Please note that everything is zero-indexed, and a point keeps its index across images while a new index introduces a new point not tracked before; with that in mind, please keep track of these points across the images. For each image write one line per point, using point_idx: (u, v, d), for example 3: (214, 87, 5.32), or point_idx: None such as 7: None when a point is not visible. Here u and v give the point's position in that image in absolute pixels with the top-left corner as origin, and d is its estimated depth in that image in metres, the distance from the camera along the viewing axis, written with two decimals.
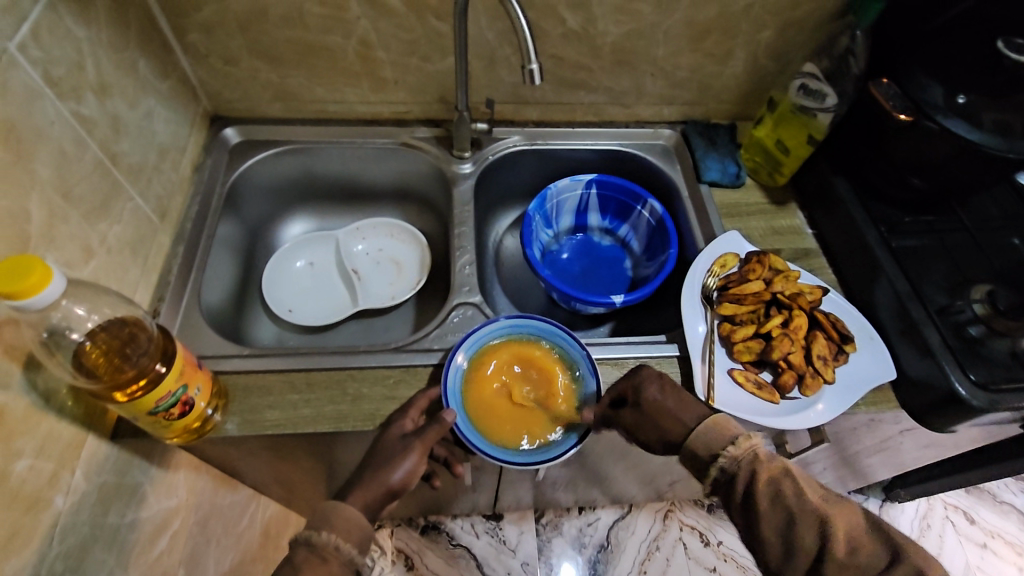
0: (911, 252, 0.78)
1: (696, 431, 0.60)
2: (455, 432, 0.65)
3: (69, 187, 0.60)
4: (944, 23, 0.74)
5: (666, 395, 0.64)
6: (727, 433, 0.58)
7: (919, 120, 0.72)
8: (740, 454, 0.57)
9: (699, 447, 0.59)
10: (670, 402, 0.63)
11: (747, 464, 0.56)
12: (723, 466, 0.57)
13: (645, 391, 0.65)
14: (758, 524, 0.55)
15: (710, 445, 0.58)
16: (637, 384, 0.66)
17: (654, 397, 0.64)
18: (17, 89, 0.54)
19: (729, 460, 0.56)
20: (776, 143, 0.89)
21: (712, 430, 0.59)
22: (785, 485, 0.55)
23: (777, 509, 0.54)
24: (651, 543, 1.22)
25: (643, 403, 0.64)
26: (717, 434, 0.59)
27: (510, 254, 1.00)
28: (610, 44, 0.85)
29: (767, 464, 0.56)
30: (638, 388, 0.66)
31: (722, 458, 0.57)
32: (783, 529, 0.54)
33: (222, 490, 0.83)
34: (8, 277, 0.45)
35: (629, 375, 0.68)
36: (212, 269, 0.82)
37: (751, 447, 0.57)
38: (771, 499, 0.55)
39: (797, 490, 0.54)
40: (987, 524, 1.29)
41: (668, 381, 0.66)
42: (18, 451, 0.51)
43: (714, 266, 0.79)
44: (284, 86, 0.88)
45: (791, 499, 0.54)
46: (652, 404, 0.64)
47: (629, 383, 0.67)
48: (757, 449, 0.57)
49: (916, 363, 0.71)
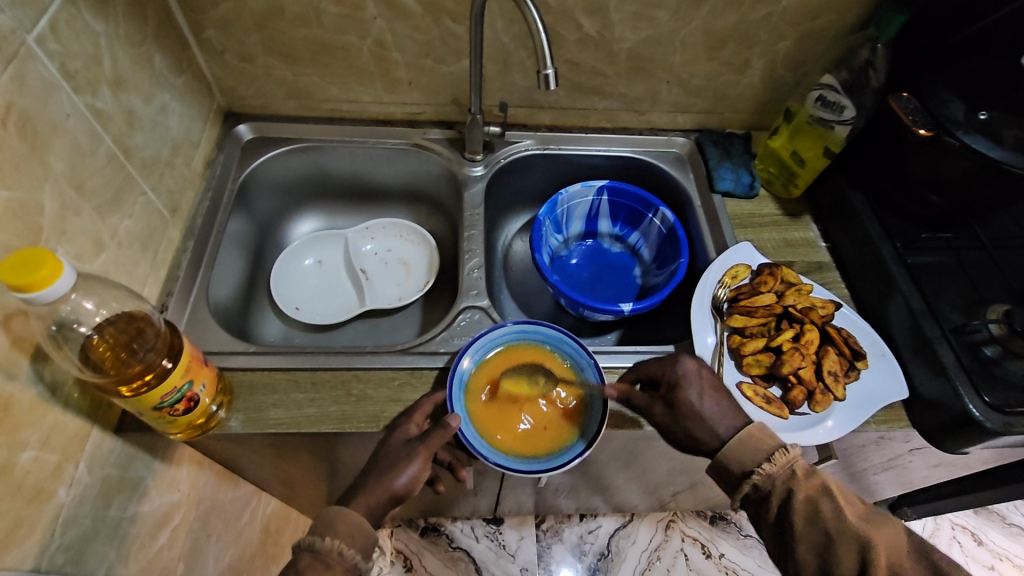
0: (927, 269, 0.77)
1: (729, 445, 0.58)
2: (461, 438, 0.64)
3: (82, 179, 0.60)
4: (964, 40, 0.73)
5: (704, 399, 0.62)
6: (764, 447, 0.57)
7: (939, 136, 0.71)
8: (775, 471, 0.55)
9: (731, 458, 0.58)
10: (707, 407, 0.61)
11: (782, 482, 0.55)
12: (757, 483, 0.56)
13: (683, 392, 0.63)
14: (792, 541, 0.53)
15: (744, 459, 0.57)
16: (674, 381, 0.64)
17: (691, 399, 0.62)
18: (35, 82, 0.54)
19: (764, 477, 0.55)
20: (792, 155, 0.88)
21: (746, 443, 0.57)
22: (823, 504, 0.53)
23: (814, 529, 0.53)
24: (652, 553, 1.20)
25: (678, 402, 0.62)
26: (752, 447, 0.57)
27: (519, 258, 0.99)
28: (626, 51, 0.85)
29: (804, 483, 0.54)
30: (676, 385, 0.64)
31: (756, 475, 0.55)
32: (819, 550, 0.52)
33: (225, 486, 0.83)
34: (19, 270, 0.45)
35: (668, 367, 0.65)
36: (222, 264, 0.82)
37: (787, 463, 0.55)
38: (808, 518, 0.53)
39: (835, 509, 0.53)
40: (996, 546, 1.27)
41: (708, 382, 0.63)
42: (23, 441, 0.51)
43: (725, 277, 0.78)
44: (298, 85, 0.89)
45: (828, 519, 0.52)
46: (688, 408, 0.62)
47: (666, 376, 0.65)
48: (795, 465, 0.55)
49: (928, 382, 0.69)
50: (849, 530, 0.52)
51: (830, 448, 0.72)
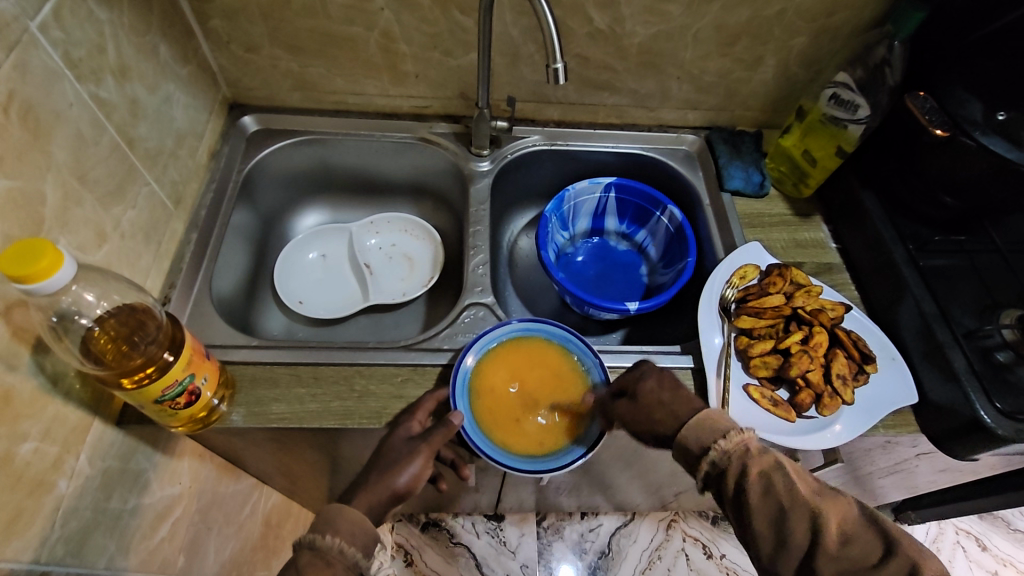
0: (939, 272, 0.75)
1: (687, 425, 0.57)
2: (461, 433, 0.64)
3: (85, 169, 0.59)
4: (980, 40, 0.72)
5: (664, 388, 0.62)
6: (719, 427, 0.56)
7: (955, 136, 0.70)
8: (730, 448, 0.54)
9: (689, 438, 0.57)
10: (665, 394, 0.62)
11: (738, 457, 0.54)
12: (714, 460, 0.54)
13: (643, 384, 0.63)
14: (748, 515, 0.52)
15: (702, 438, 0.56)
16: (636, 376, 0.65)
17: (651, 389, 0.62)
18: (38, 69, 0.53)
19: (721, 454, 0.54)
20: (804, 154, 0.86)
21: (703, 423, 0.57)
22: (777, 478, 0.52)
23: (768, 502, 0.51)
24: (653, 552, 1.20)
25: (639, 393, 0.63)
26: (709, 427, 0.56)
27: (524, 255, 0.98)
28: (637, 45, 0.84)
29: (758, 457, 0.53)
30: (638, 380, 0.64)
31: (712, 451, 0.54)
32: (775, 523, 0.51)
33: (226, 479, 0.83)
34: (18, 260, 0.44)
35: (633, 369, 0.67)
36: (225, 256, 0.81)
37: (742, 441, 0.54)
38: (763, 492, 0.51)
39: (790, 485, 0.51)
40: (1000, 552, 1.25)
41: (669, 377, 0.64)
42: (23, 433, 0.50)
43: (733, 278, 0.77)
44: (305, 76, 0.88)
45: (782, 493, 0.51)
46: (647, 397, 0.62)
47: (630, 376, 0.66)
48: (750, 443, 0.54)
49: (939, 387, 0.68)
50: (803, 503, 0.50)
51: (837, 453, 0.71)
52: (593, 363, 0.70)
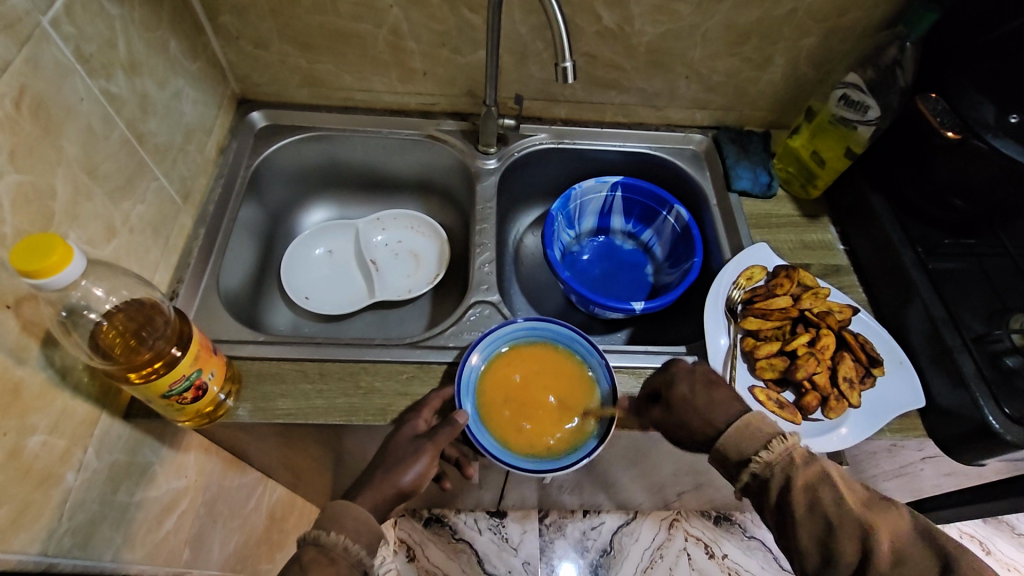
0: (948, 275, 0.75)
1: (727, 434, 0.58)
2: (467, 432, 0.64)
3: (96, 164, 0.60)
4: (998, 39, 0.69)
5: (697, 393, 0.62)
6: (760, 436, 0.56)
7: (967, 138, 0.70)
8: (773, 459, 0.55)
9: (728, 447, 0.57)
10: (699, 399, 0.62)
11: (781, 469, 0.54)
12: (755, 472, 0.55)
13: (675, 388, 0.64)
14: (792, 528, 0.53)
15: (742, 448, 0.57)
16: (668, 378, 0.65)
17: (684, 395, 0.63)
18: (49, 64, 0.53)
19: (762, 465, 0.55)
20: (812, 155, 0.85)
21: (743, 431, 0.57)
22: (824, 493, 0.52)
23: (814, 516, 0.52)
24: (655, 552, 1.20)
25: (671, 396, 0.64)
26: (747, 435, 0.57)
27: (530, 253, 0.98)
28: (646, 44, 0.83)
29: (802, 469, 0.53)
30: (670, 383, 0.65)
31: (755, 463, 0.55)
32: (821, 536, 0.52)
33: (231, 473, 0.84)
34: (30, 254, 0.44)
35: (663, 370, 0.67)
36: (233, 251, 0.82)
37: (785, 451, 0.55)
38: (808, 507, 0.52)
39: (836, 499, 0.52)
40: (1004, 556, 1.25)
41: (703, 378, 0.64)
42: (32, 426, 0.51)
43: (740, 278, 0.76)
44: (313, 73, 0.88)
45: (828, 507, 0.52)
46: (681, 404, 0.62)
47: (661, 379, 0.66)
48: (794, 452, 0.55)
49: (947, 392, 0.68)
50: (852, 518, 0.51)
51: (842, 456, 0.70)
52: (600, 364, 0.70)
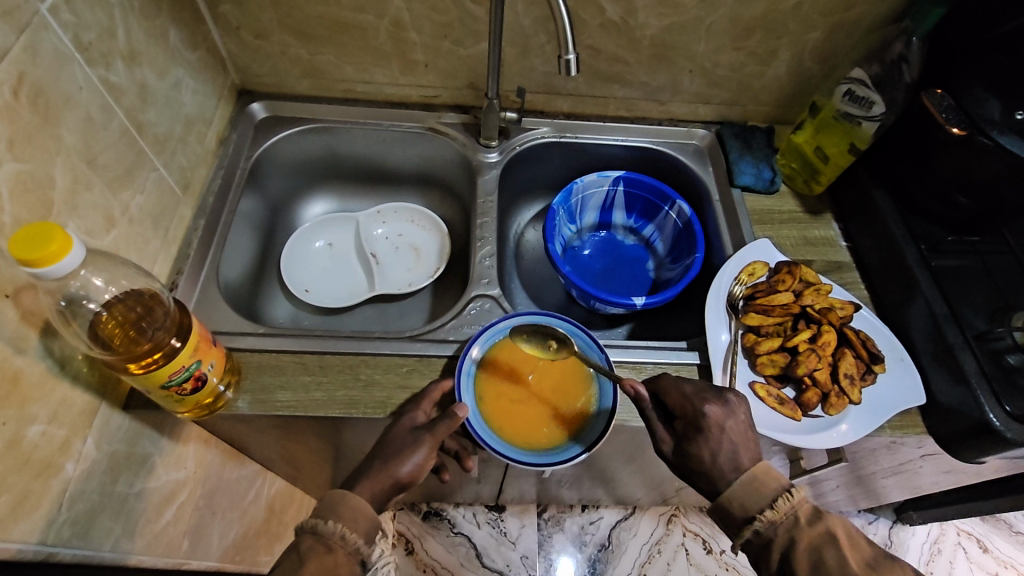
0: (951, 273, 0.75)
1: (733, 489, 0.57)
2: (501, 457, 0.63)
3: (95, 154, 0.59)
4: (1003, 35, 0.69)
5: (719, 457, 0.59)
6: (766, 492, 0.57)
7: (973, 135, 0.69)
8: (777, 518, 0.55)
9: (732, 503, 0.57)
10: (717, 458, 0.59)
11: (784, 527, 0.55)
12: (758, 530, 0.56)
13: (695, 446, 0.60)
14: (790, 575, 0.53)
15: (747, 505, 0.57)
16: (692, 425, 0.61)
17: (704, 454, 0.59)
18: (48, 52, 0.53)
19: (766, 524, 0.55)
20: (816, 151, 0.85)
21: (751, 487, 0.57)
22: (827, 553, 0.53)
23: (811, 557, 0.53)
24: (653, 546, 1.20)
25: (689, 448, 0.61)
26: (755, 492, 0.57)
27: (531, 248, 0.98)
28: (649, 37, 0.83)
29: (806, 528, 0.55)
30: (691, 436, 0.61)
31: (757, 522, 0.55)
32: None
33: (231, 465, 0.84)
34: (28, 245, 0.44)
35: (687, 400, 0.63)
36: (233, 243, 0.81)
37: (789, 509, 0.55)
38: (803, 556, 0.54)
39: (835, 554, 0.53)
40: (1002, 554, 1.25)
41: (730, 435, 0.60)
42: (32, 416, 0.51)
43: (742, 274, 0.76)
44: (314, 64, 0.87)
45: (831, 566, 0.52)
46: (697, 457, 0.60)
47: (685, 419, 0.62)
48: (798, 510, 0.56)
49: (947, 390, 0.68)
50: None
51: (841, 451, 0.70)
52: (588, 343, 0.70)
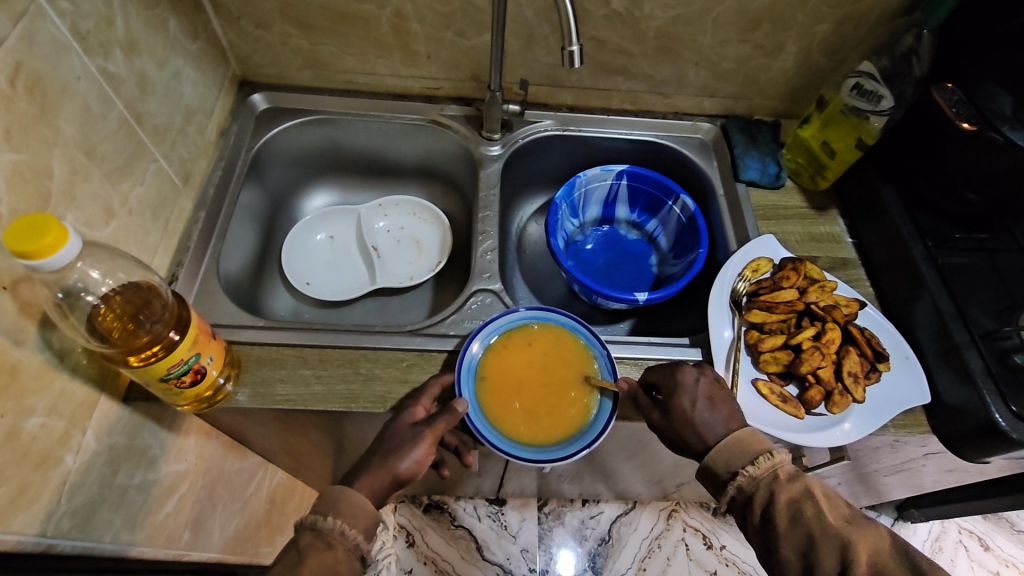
0: (958, 271, 0.74)
1: (717, 446, 0.58)
2: (502, 452, 0.62)
3: (93, 145, 0.59)
4: (1012, 31, 0.68)
5: (699, 408, 0.60)
6: (750, 451, 0.57)
7: (983, 130, 0.68)
8: (759, 474, 0.55)
9: (717, 461, 0.58)
10: (699, 414, 0.60)
11: (765, 484, 0.55)
12: (741, 485, 0.56)
13: (677, 398, 0.61)
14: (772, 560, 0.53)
15: (730, 462, 0.57)
16: (673, 385, 0.63)
17: (685, 407, 0.61)
18: (46, 42, 0.53)
19: (748, 479, 0.55)
20: (822, 145, 0.84)
21: (732, 447, 0.57)
22: (801, 511, 0.53)
23: (796, 538, 0.53)
24: (653, 542, 1.20)
25: (673, 406, 0.61)
26: (739, 450, 0.57)
27: (532, 241, 0.97)
28: (654, 29, 0.81)
29: (787, 489, 0.54)
30: (673, 391, 0.62)
31: (740, 477, 0.56)
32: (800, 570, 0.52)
33: (231, 457, 0.84)
34: (24, 236, 0.44)
35: (664, 369, 0.65)
36: (233, 236, 0.81)
37: (771, 467, 0.55)
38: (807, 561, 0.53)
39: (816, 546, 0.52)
40: (1003, 553, 1.24)
41: (706, 391, 0.62)
42: (30, 408, 0.51)
43: (746, 270, 0.75)
44: (315, 55, 0.86)
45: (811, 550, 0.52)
46: (682, 415, 0.61)
47: (663, 379, 0.64)
48: (781, 469, 0.55)
49: (952, 388, 0.67)
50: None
51: (844, 450, 0.70)
52: (590, 338, 0.70)
